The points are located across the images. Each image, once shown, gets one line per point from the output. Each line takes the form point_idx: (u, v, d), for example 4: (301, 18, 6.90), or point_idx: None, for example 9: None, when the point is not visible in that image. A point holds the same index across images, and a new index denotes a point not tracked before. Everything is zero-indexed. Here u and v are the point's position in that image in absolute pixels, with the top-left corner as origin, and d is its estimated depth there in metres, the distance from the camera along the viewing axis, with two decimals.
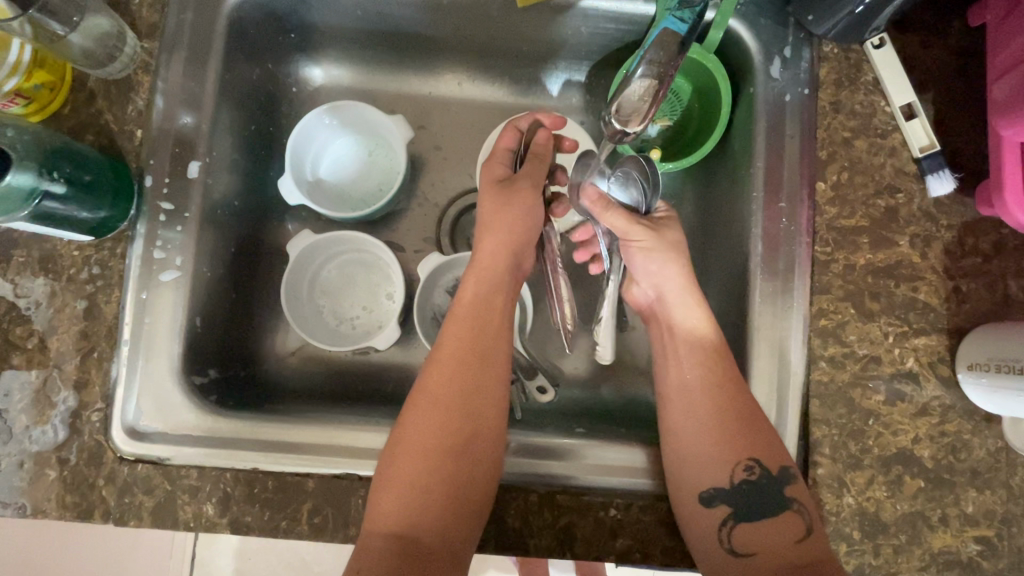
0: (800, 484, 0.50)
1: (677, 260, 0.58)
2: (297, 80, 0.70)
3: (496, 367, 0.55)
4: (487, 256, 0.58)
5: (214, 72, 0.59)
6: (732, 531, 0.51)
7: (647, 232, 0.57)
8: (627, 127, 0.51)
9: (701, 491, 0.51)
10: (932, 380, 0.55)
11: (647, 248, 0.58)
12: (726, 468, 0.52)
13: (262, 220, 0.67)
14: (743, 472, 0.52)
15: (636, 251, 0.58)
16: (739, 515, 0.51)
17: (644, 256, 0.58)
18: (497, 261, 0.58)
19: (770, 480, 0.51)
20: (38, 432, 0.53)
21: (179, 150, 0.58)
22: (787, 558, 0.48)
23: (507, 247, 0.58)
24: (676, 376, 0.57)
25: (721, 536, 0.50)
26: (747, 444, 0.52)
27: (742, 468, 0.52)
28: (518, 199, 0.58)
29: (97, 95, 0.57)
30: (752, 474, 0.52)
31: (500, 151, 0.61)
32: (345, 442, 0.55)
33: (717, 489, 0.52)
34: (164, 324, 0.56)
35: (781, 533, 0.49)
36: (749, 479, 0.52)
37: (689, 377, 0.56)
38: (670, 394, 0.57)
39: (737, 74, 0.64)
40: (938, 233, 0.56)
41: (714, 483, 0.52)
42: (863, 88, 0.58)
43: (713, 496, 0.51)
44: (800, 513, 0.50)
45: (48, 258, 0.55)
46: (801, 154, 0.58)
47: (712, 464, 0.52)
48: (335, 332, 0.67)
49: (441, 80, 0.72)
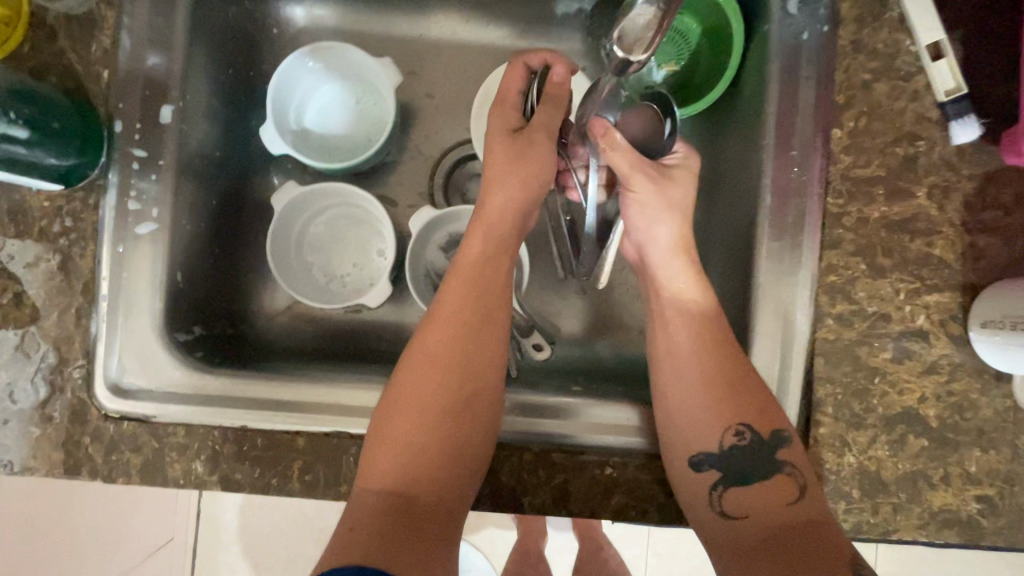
0: (793, 447, 0.49)
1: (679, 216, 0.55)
2: (278, 21, 0.66)
3: (499, 326, 0.53)
4: (493, 209, 0.55)
5: (184, 7, 0.54)
6: (723, 495, 0.50)
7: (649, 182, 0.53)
8: (630, 57, 0.44)
9: (690, 455, 0.50)
10: (942, 337, 0.53)
11: (641, 202, 0.54)
12: (715, 431, 0.51)
13: (245, 172, 0.64)
14: (733, 437, 0.51)
15: (635, 204, 0.54)
16: (729, 480, 0.50)
17: (643, 207, 0.54)
18: (505, 217, 0.55)
19: (758, 444, 0.50)
20: (20, 389, 0.51)
21: (150, 93, 0.54)
22: (779, 519, 0.47)
23: (516, 202, 0.55)
24: (664, 338, 0.55)
25: (711, 499, 0.50)
26: (737, 409, 0.51)
27: (732, 433, 0.51)
28: (533, 152, 0.54)
29: (58, 32, 0.53)
30: (741, 438, 0.50)
31: (511, 94, 0.56)
32: (337, 400, 0.53)
33: (706, 453, 0.50)
34: (143, 279, 0.54)
35: (772, 495, 0.48)
36: (738, 443, 0.50)
37: (678, 338, 0.54)
38: (660, 357, 0.55)
39: (750, 12, 0.59)
40: (958, 184, 0.53)
41: (704, 447, 0.51)
42: (887, 26, 0.53)
43: (703, 461, 0.50)
44: (792, 476, 0.48)
45: (18, 210, 0.52)
46: (817, 99, 0.54)
47: (702, 426, 0.51)
48: (325, 290, 0.65)
49: (433, 20, 0.68)
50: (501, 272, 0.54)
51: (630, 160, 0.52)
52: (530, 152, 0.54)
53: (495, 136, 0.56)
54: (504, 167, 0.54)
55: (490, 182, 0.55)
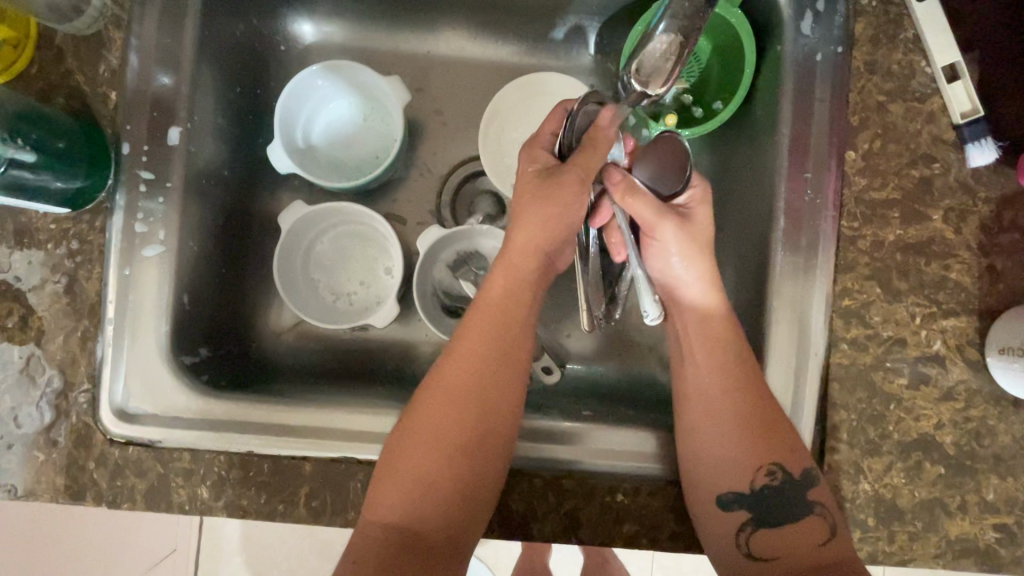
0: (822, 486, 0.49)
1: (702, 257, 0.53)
2: (285, 38, 0.65)
3: (521, 365, 0.51)
4: (516, 247, 0.52)
5: (192, 27, 0.54)
6: (750, 536, 0.49)
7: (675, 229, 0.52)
8: (648, 90, 0.46)
9: (719, 494, 0.49)
10: (959, 363, 0.52)
11: (662, 250, 0.53)
12: (746, 470, 0.49)
13: (252, 191, 0.63)
14: (765, 476, 0.49)
15: (655, 252, 0.54)
16: (758, 520, 0.49)
17: (663, 251, 0.53)
18: (529, 254, 0.52)
19: (790, 484, 0.49)
20: (25, 413, 0.51)
21: (158, 114, 0.54)
22: (811, 561, 0.46)
23: (540, 241, 0.52)
24: (689, 370, 0.53)
25: (738, 540, 0.49)
26: (768, 446, 0.49)
27: (763, 473, 0.49)
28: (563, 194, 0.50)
29: (66, 53, 0.52)
30: (773, 478, 0.49)
31: (546, 135, 0.54)
32: (345, 425, 0.53)
33: (734, 493, 0.49)
34: (149, 302, 0.53)
35: (803, 535, 0.48)
36: (770, 483, 0.49)
37: (703, 375, 0.52)
38: (687, 391, 0.53)
39: (762, 31, 0.58)
40: (974, 207, 0.52)
41: (731, 487, 0.49)
42: (902, 47, 0.53)
43: (731, 499, 0.49)
44: (823, 516, 0.48)
45: (24, 232, 0.52)
46: (831, 120, 0.53)
47: (732, 464, 0.50)
48: (332, 309, 0.64)
49: (441, 37, 0.67)
50: (523, 313, 0.52)
51: (653, 206, 0.51)
52: (559, 194, 0.50)
53: (524, 173, 0.53)
54: (532, 206, 0.51)
55: (518, 217, 0.52)
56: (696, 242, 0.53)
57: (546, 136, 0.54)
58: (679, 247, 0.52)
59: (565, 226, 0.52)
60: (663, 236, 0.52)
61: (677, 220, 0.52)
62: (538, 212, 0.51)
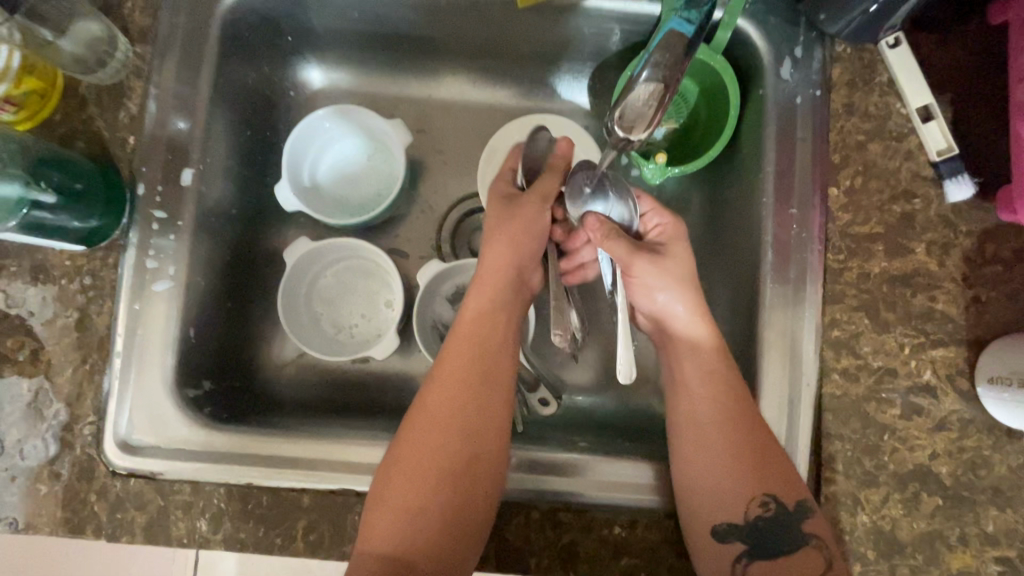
0: (818, 518, 0.48)
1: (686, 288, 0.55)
2: (295, 84, 0.69)
3: (501, 385, 0.53)
4: (489, 269, 0.57)
5: (208, 76, 0.57)
6: (747, 566, 0.49)
7: (652, 264, 0.54)
8: (632, 134, 0.49)
9: (715, 524, 0.49)
10: (950, 393, 0.52)
11: (644, 284, 0.55)
12: (740, 503, 0.49)
13: (260, 227, 0.66)
14: (758, 508, 0.49)
15: (638, 286, 0.55)
16: (754, 553, 0.49)
17: (645, 287, 0.55)
18: (503, 276, 0.57)
19: (784, 515, 0.48)
20: (30, 445, 0.52)
21: (173, 157, 0.57)
22: None
23: (512, 260, 0.57)
24: (685, 402, 0.54)
25: (734, 569, 0.49)
26: (761, 477, 0.49)
27: (757, 503, 0.49)
28: (525, 213, 0.58)
29: (89, 101, 0.56)
30: (767, 509, 0.49)
31: (505, 171, 0.61)
32: (343, 457, 0.53)
33: (731, 524, 0.49)
34: (157, 335, 0.55)
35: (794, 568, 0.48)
36: (764, 515, 0.49)
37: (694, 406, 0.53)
38: (682, 423, 0.53)
39: (746, 75, 0.62)
40: (956, 240, 0.54)
41: (727, 517, 0.49)
42: (878, 90, 0.56)
43: (727, 530, 0.49)
44: (820, 549, 0.48)
45: (40, 268, 0.54)
46: (813, 158, 0.56)
47: (727, 496, 0.49)
48: (335, 341, 0.66)
49: (442, 82, 0.71)
50: (501, 332, 0.55)
51: (624, 246, 0.54)
52: (520, 212, 0.57)
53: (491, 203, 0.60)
54: (499, 228, 0.57)
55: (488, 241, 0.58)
56: (674, 274, 0.54)
57: (507, 170, 0.61)
58: (657, 279, 0.54)
59: (530, 245, 0.58)
60: (640, 272, 0.54)
61: (649, 257, 0.54)
62: (506, 234, 0.57)
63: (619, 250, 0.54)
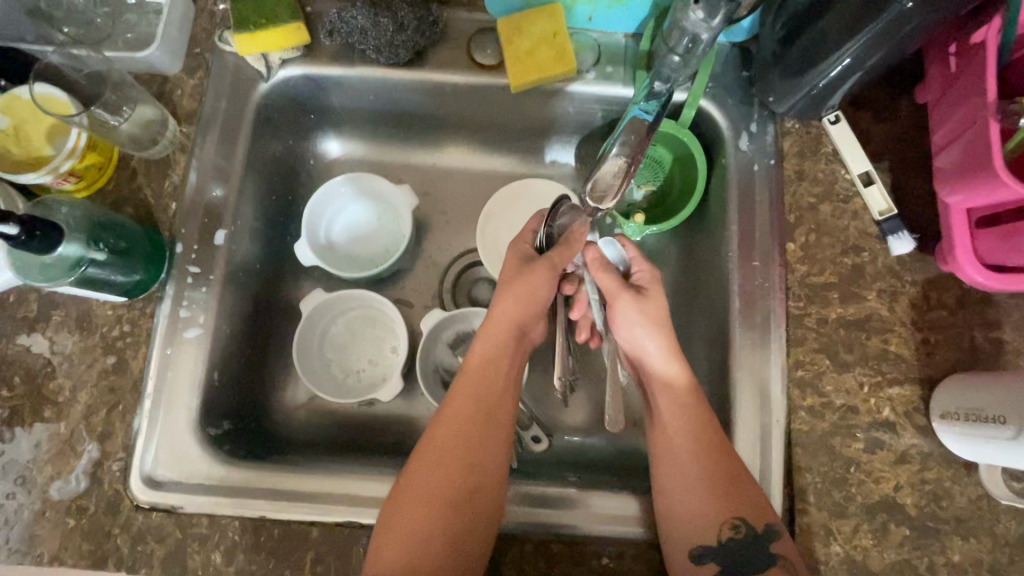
0: (785, 539, 0.52)
1: (660, 331, 0.60)
2: (315, 154, 0.78)
3: (503, 425, 0.57)
4: (497, 321, 0.60)
5: (242, 150, 0.66)
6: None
7: (632, 301, 0.60)
8: (601, 203, 0.59)
9: (692, 546, 0.53)
10: (909, 428, 0.57)
11: (626, 319, 0.61)
12: (712, 524, 0.53)
13: (279, 280, 0.73)
14: (729, 530, 0.53)
15: (621, 321, 0.61)
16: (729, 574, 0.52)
17: (627, 321, 0.61)
18: (509, 327, 0.60)
19: (753, 538, 0.52)
20: (62, 481, 0.56)
21: (208, 219, 0.64)
22: None
23: (519, 314, 0.60)
24: (661, 436, 0.59)
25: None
26: (731, 502, 0.53)
27: (728, 526, 0.53)
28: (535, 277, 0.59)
29: (138, 172, 0.64)
30: (737, 531, 0.53)
31: (526, 232, 0.63)
32: (349, 491, 0.57)
33: (705, 546, 0.53)
34: (185, 378, 0.60)
35: None
36: (735, 537, 0.53)
37: (672, 440, 0.57)
38: (660, 456, 0.58)
39: (711, 145, 0.70)
40: (903, 288, 0.60)
41: (701, 540, 0.53)
42: (825, 158, 0.64)
43: (703, 553, 0.53)
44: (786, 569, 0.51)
45: (84, 318, 0.60)
46: (771, 218, 0.63)
47: (699, 519, 0.53)
48: (343, 385, 0.71)
49: (445, 151, 0.80)
50: (504, 376, 0.59)
51: (615, 279, 0.61)
52: (529, 279, 0.59)
53: (510, 261, 0.61)
54: (509, 287, 0.60)
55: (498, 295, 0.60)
56: (649, 316, 0.60)
57: (527, 232, 0.63)
58: (637, 317, 0.60)
59: (538, 303, 0.60)
60: (622, 306, 0.60)
61: (632, 295, 0.60)
62: (514, 291, 0.59)
63: (609, 281, 0.61)
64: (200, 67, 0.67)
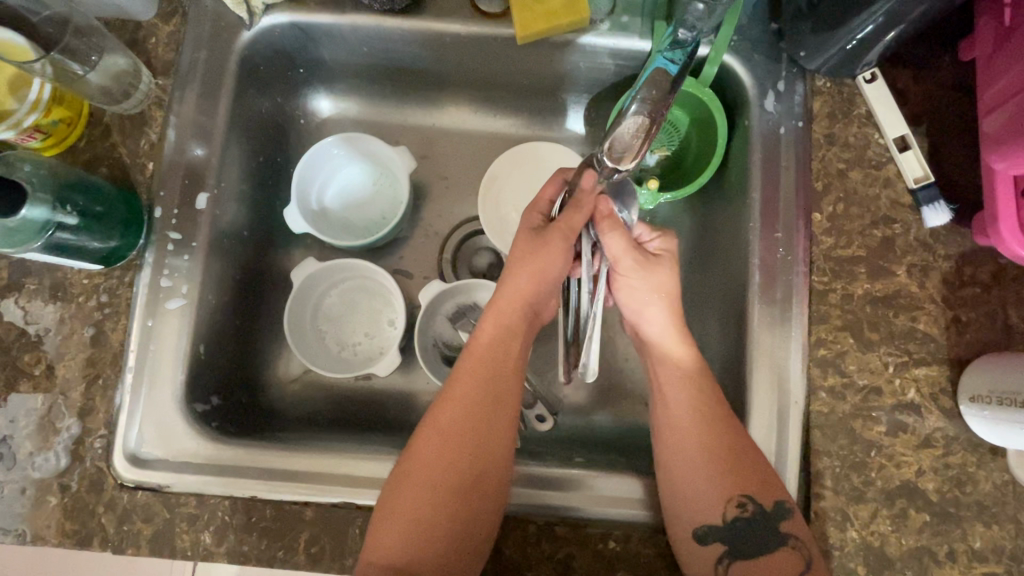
0: (796, 519, 0.50)
1: (664, 301, 0.57)
2: (305, 112, 0.73)
3: (510, 408, 0.53)
4: (506, 297, 0.56)
5: (224, 106, 0.61)
6: (728, 567, 0.50)
7: (638, 267, 0.56)
8: (620, 164, 0.51)
9: (695, 526, 0.50)
10: (934, 411, 0.54)
11: (631, 286, 0.57)
12: (719, 504, 0.51)
13: (269, 248, 0.69)
14: (735, 509, 0.51)
15: (624, 287, 0.57)
16: (733, 552, 0.50)
17: (631, 288, 0.57)
18: (517, 305, 0.56)
19: (761, 516, 0.50)
20: (42, 458, 0.53)
21: (189, 181, 0.60)
22: None
23: (530, 290, 0.56)
24: (664, 414, 0.56)
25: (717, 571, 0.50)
26: (739, 480, 0.51)
27: (734, 504, 0.51)
28: (547, 249, 0.55)
29: (112, 129, 0.59)
30: (744, 510, 0.51)
31: (541, 202, 0.59)
32: (343, 471, 0.55)
33: (710, 526, 0.51)
34: (169, 351, 0.57)
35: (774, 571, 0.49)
36: (741, 515, 0.50)
37: (679, 419, 0.54)
38: (663, 432, 0.55)
39: (732, 106, 0.65)
40: (935, 263, 0.56)
41: (706, 519, 0.51)
42: (857, 121, 0.59)
43: (707, 533, 0.50)
44: (797, 550, 0.49)
45: (59, 286, 0.57)
46: (797, 185, 0.59)
47: (703, 499, 0.51)
48: (338, 359, 0.68)
49: (445, 111, 0.74)
50: (511, 356, 0.55)
51: (626, 243, 0.55)
52: (540, 251, 0.55)
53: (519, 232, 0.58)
54: (523, 260, 0.56)
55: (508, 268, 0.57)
56: (656, 288, 0.56)
57: (543, 202, 0.59)
58: (644, 285, 0.56)
59: (551, 279, 0.56)
60: (626, 276, 0.57)
61: (639, 262, 0.56)
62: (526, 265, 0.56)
63: (617, 245, 0.55)
64: (177, 14, 0.62)
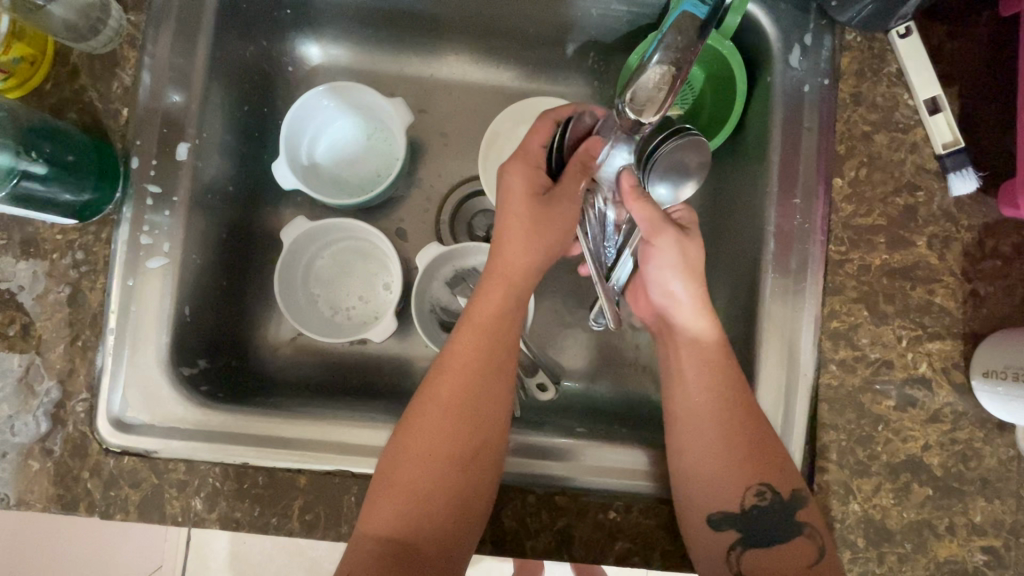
0: (811, 508, 0.49)
1: (692, 281, 0.54)
2: (294, 59, 0.67)
3: (510, 374, 0.52)
4: (508, 266, 0.53)
5: (204, 48, 0.56)
6: (741, 556, 0.49)
7: (676, 239, 0.53)
8: (642, 116, 0.50)
9: (709, 513, 0.49)
10: (945, 386, 0.52)
11: (662, 257, 0.54)
12: (735, 492, 0.50)
13: (256, 206, 0.65)
14: (755, 497, 0.50)
15: (657, 258, 0.54)
16: (747, 541, 0.50)
17: (663, 262, 0.54)
18: (522, 273, 0.53)
19: (779, 505, 0.49)
20: (21, 423, 0.51)
21: (167, 130, 0.55)
22: None
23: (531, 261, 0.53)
24: (681, 397, 0.54)
25: (728, 559, 0.49)
26: (760, 466, 0.50)
27: (753, 492, 0.50)
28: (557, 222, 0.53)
29: (81, 70, 0.55)
30: (762, 498, 0.50)
31: (536, 147, 0.54)
32: (335, 438, 0.53)
33: (724, 513, 0.50)
34: (152, 312, 0.54)
35: (792, 559, 0.48)
36: (759, 504, 0.50)
37: (693, 398, 0.53)
38: (677, 414, 0.53)
39: (754, 61, 0.61)
40: (957, 234, 0.54)
41: (722, 506, 0.50)
42: (886, 80, 0.55)
43: (721, 520, 0.50)
44: (812, 539, 0.48)
45: (31, 242, 0.53)
46: (819, 148, 0.55)
47: (722, 487, 0.50)
48: (331, 323, 0.65)
49: (444, 60, 0.69)
50: (511, 321, 0.53)
51: (657, 212, 0.53)
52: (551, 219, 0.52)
53: (517, 192, 0.53)
54: (529, 228, 0.52)
55: (505, 235, 0.53)
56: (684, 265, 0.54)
57: (536, 146, 0.54)
58: (677, 259, 0.54)
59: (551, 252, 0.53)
60: (661, 243, 0.53)
61: (675, 231, 0.53)
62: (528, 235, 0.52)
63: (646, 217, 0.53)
64: None
